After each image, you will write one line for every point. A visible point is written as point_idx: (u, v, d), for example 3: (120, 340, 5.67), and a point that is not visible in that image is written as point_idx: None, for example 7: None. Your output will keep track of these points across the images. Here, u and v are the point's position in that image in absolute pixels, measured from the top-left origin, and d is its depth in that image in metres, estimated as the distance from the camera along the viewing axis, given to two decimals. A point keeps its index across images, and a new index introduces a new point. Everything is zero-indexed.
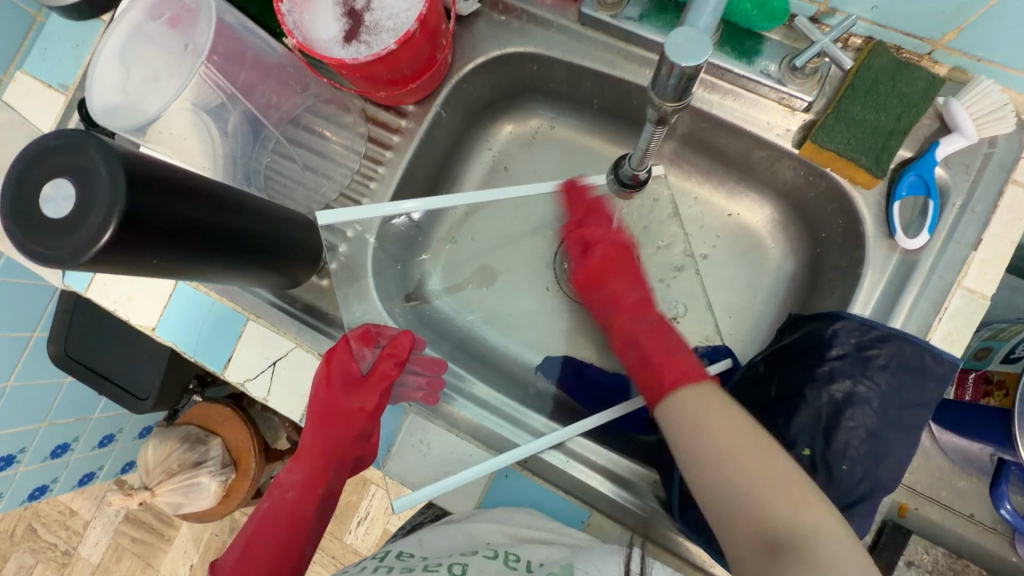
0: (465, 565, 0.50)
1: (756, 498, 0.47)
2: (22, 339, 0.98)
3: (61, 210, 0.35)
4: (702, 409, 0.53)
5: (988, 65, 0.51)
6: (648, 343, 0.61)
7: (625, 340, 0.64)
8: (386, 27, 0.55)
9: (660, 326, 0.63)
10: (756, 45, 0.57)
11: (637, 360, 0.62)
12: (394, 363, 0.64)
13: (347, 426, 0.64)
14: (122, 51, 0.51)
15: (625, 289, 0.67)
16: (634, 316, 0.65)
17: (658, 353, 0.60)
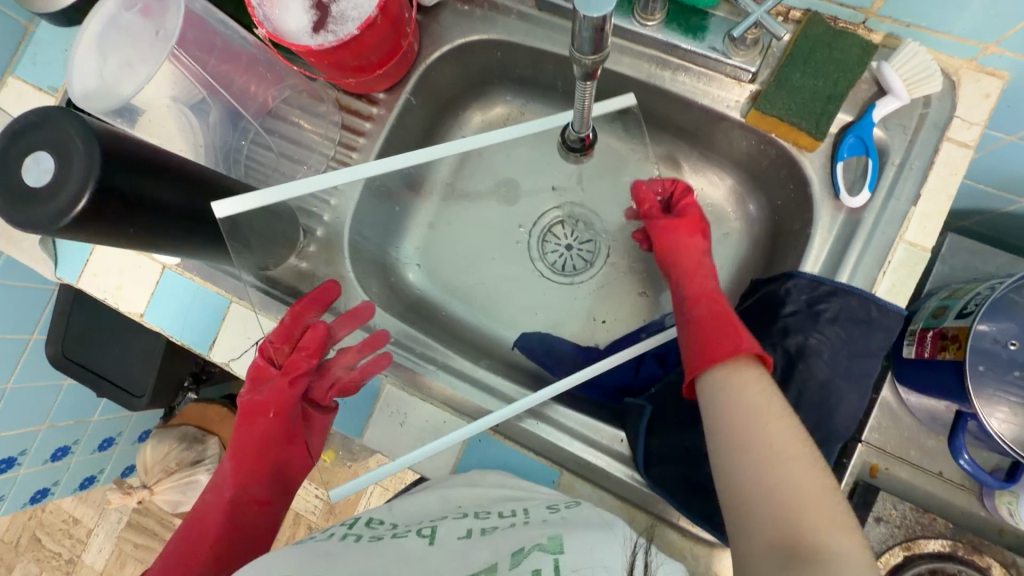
0: (434, 528, 0.53)
1: (796, 494, 0.42)
2: (21, 341, 1.01)
3: (42, 179, 0.38)
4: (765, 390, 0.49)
5: (917, 30, 0.55)
6: (722, 307, 0.59)
7: (696, 296, 0.63)
8: (352, 17, 0.58)
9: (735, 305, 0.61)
10: (701, 21, 0.61)
11: (699, 317, 0.59)
12: (308, 354, 0.66)
13: (268, 423, 0.65)
14: (100, 41, 0.55)
15: (700, 258, 0.67)
16: (715, 287, 0.64)
17: (729, 315, 0.57)
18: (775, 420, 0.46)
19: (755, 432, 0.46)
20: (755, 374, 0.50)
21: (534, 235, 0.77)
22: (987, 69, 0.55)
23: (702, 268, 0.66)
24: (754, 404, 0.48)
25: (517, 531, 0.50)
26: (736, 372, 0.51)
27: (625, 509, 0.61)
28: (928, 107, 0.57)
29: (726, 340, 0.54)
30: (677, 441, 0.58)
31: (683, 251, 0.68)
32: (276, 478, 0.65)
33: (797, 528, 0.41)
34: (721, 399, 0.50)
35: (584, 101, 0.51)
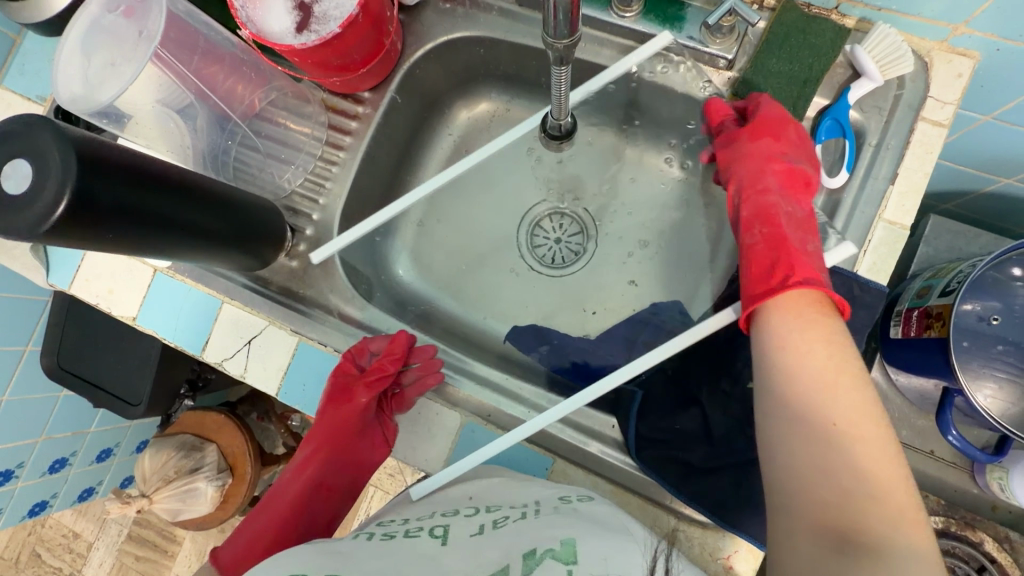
0: (446, 527, 0.50)
1: (856, 476, 0.41)
2: (16, 352, 1.01)
3: (20, 185, 0.39)
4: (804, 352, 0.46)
5: (887, 13, 0.56)
6: (781, 233, 0.56)
7: (752, 217, 0.59)
8: (333, 16, 0.59)
9: (800, 226, 0.56)
10: (678, 11, 0.62)
11: (754, 247, 0.57)
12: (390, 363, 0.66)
13: (345, 416, 0.66)
14: (84, 43, 0.55)
15: (766, 167, 0.59)
16: (783, 208, 0.57)
17: (786, 245, 0.54)
18: (842, 395, 0.44)
19: (813, 406, 0.44)
20: (824, 328, 0.47)
21: (523, 230, 0.78)
22: (958, 49, 0.56)
23: (762, 179, 0.59)
24: (819, 373, 0.45)
25: (530, 524, 0.48)
26: (794, 314, 0.49)
27: (618, 494, 0.61)
28: (903, 88, 0.58)
29: (774, 277, 0.53)
30: (666, 424, 0.61)
31: (749, 163, 0.61)
32: (342, 478, 0.65)
33: (851, 513, 0.40)
34: (783, 362, 0.47)
35: (558, 87, 0.52)
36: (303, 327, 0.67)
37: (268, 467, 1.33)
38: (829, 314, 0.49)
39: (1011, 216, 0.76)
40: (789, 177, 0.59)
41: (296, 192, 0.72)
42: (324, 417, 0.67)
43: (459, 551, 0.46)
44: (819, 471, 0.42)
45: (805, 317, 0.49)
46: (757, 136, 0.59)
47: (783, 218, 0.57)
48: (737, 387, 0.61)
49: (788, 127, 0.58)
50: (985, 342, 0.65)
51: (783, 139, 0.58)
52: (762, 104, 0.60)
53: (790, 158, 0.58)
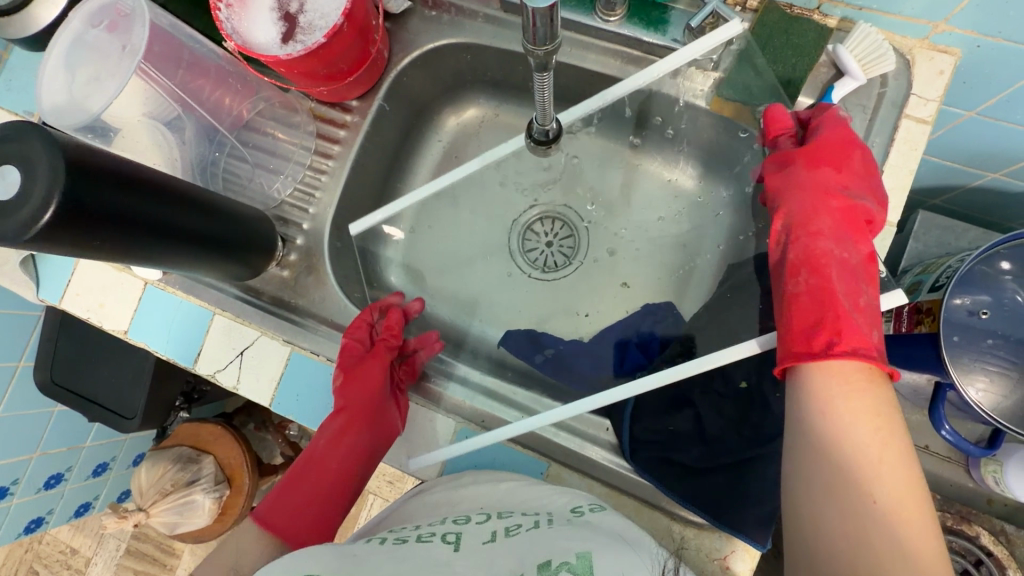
0: (459, 534, 0.50)
1: (895, 549, 0.40)
2: (9, 368, 1.01)
3: (7, 194, 0.39)
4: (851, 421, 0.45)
5: (868, 12, 0.57)
6: (833, 284, 0.52)
7: (800, 261, 0.55)
8: (319, 26, 0.59)
9: (851, 276, 0.53)
10: (662, 15, 0.63)
11: (797, 296, 0.53)
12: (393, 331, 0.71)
13: (368, 386, 0.67)
14: (68, 59, 0.56)
15: (820, 201, 0.57)
16: (835, 254, 0.54)
17: (835, 299, 0.51)
18: (881, 467, 0.43)
19: (844, 472, 0.43)
20: (870, 398, 0.46)
21: (514, 235, 0.78)
22: (940, 46, 0.57)
23: (815, 219, 0.56)
24: (858, 442, 0.44)
25: (544, 534, 0.49)
26: (838, 377, 0.47)
27: (612, 496, 0.61)
28: (886, 86, 0.59)
29: (821, 334, 0.50)
30: (661, 425, 0.61)
31: (805, 196, 0.58)
32: (370, 444, 0.65)
33: None
34: (824, 427, 0.45)
35: (542, 93, 0.53)
36: (297, 337, 0.67)
37: (265, 478, 1.33)
38: (879, 387, 0.47)
39: (998, 210, 0.77)
40: (846, 217, 0.56)
41: (286, 202, 0.72)
42: (342, 389, 0.66)
43: (470, 557, 0.46)
44: (859, 537, 0.41)
45: (856, 381, 0.47)
46: (818, 168, 0.58)
47: (833, 266, 0.53)
48: (729, 386, 0.61)
49: (852, 154, 0.56)
50: (976, 336, 0.65)
51: (842, 171, 0.57)
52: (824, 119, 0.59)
53: (849, 194, 0.56)
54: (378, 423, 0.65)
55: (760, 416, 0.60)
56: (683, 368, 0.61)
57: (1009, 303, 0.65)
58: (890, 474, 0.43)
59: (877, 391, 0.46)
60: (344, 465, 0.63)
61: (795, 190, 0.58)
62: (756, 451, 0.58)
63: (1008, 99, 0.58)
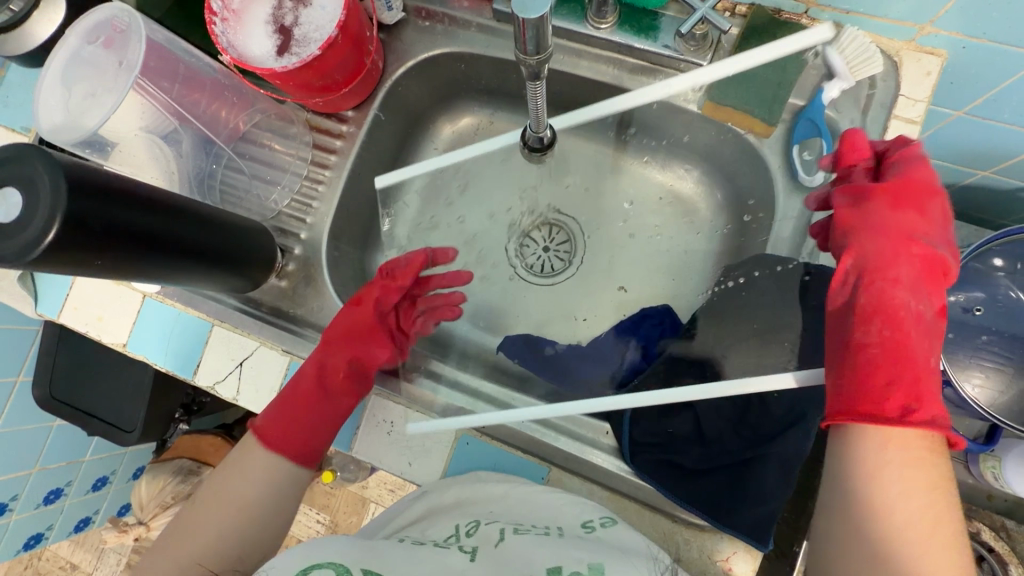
0: (477, 545, 0.49)
1: None
2: (7, 384, 1.00)
3: (9, 214, 0.39)
4: (900, 486, 0.43)
5: (855, 16, 0.57)
6: (910, 343, 0.47)
7: (874, 311, 0.48)
8: (314, 38, 0.60)
9: (925, 336, 0.48)
10: (653, 21, 0.64)
11: (866, 348, 0.48)
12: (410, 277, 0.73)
13: (365, 323, 0.68)
14: (65, 75, 0.56)
15: (903, 242, 0.50)
16: (911, 306, 0.48)
17: (912, 361, 0.46)
18: (927, 550, 0.41)
19: (883, 550, 0.41)
20: (925, 467, 0.43)
21: (512, 237, 0.79)
22: (926, 48, 0.57)
23: (898, 265, 0.49)
24: (914, 535, 0.41)
25: (552, 544, 0.50)
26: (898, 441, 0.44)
27: (613, 499, 0.62)
28: (875, 87, 0.60)
29: (896, 396, 0.45)
30: (660, 428, 0.61)
31: (882, 236, 0.51)
32: (351, 372, 0.65)
33: None
34: (868, 494, 0.43)
35: (535, 102, 0.53)
36: (295, 346, 0.67)
37: None
38: (933, 471, 0.43)
39: (991, 208, 0.77)
40: (927, 269, 0.50)
41: (283, 213, 0.72)
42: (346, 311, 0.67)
43: (482, 557, 0.47)
44: None
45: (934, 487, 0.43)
46: (901, 210, 0.52)
47: (911, 322, 0.48)
48: None
49: (935, 200, 0.52)
50: (970, 332, 0.66)
51: (926, 217, 0.52)
52: (905, 155, 0.54)
53: (932, 244, 0.50)
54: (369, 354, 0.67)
55: (760, 416, 0.59)
56: (718, 387, 0.58)
57: (1003, 299, 0.66)
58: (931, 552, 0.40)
59: (936, 472, 0.43)
60: (322, 387, 0.63)
61: (869, 223, 0.52)
62: (754, 453, 0.58)
63: (997, 97, 0.58)
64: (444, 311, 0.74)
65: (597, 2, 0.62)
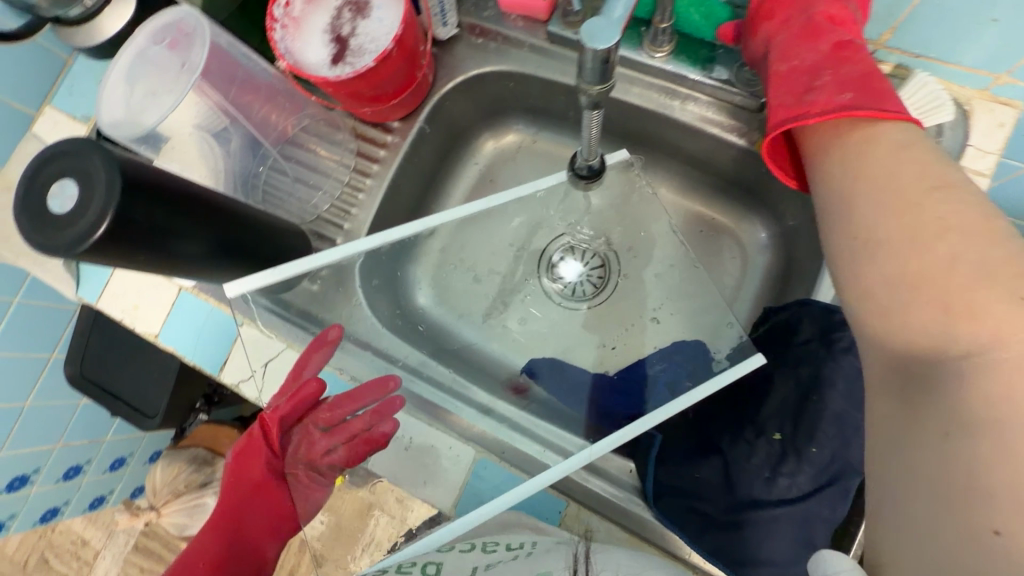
0: (438, 565, 0.55)
1: (922, 272, 0.36)
2: (40, 360, 1.01)
3: (65, 206, 0.40)
4: (840, 176, 0.44)
5: (927, 61, 0.55)
6: (785, 84, 0.51)
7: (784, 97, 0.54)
8: (369, 50, 0.61)
9: (832, 64, 0.49)
10: (709, 53, 0.63)
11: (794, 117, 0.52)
12: (299, 405, 0.66)
13: (241, 478, 0.70)
14: (131, 74, 0.58)
15: (779, 39, 0.54)
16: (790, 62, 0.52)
17: (801, 87, 0.50)
18: (881, 210, 0.40)
19: (860, 241, 0.41)
20: (878, 147, 0.43)
21: (547, 257, 0.79)
22: (1001, 98, 0.56)
23: (782, 48, 0.53)
24: (880, 212, 0.40)
25: (518, 563, 0.52)
26: (845, 154, 0.44)
27: (633, 543, 0.59)
28: (942, 136, 0.56)
29: (786, 113, 0.49)
30: (688, 472, 0.59)
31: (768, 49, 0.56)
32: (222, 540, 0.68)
33: (948, 321, 0.34)
34: (838, 213, 0.43)
35: (589, 130, 0.52)
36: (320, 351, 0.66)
37: None
38: (886, 142, 0.43)
39: None
40: (807, 35, 0.53)
41: (322, 217, 0.73)
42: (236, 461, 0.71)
43: None
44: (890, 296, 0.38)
45: (909, 183, 0.39)
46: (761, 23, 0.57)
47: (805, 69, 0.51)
48: (761, 438, 0.57)
49: None
50: None
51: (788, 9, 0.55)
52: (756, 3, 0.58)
53: (801, 18, 0.54)
54: (252, 513, 0.69)
55: (791, 470, 0.55)
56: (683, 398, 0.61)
57: None
58: (886, 201, 0.40)
59: (882, 139, 0.43)
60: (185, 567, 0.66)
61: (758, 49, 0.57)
62: None
63: None
64: (379, 426, 0.65)
65: (654, 31, 0.61)
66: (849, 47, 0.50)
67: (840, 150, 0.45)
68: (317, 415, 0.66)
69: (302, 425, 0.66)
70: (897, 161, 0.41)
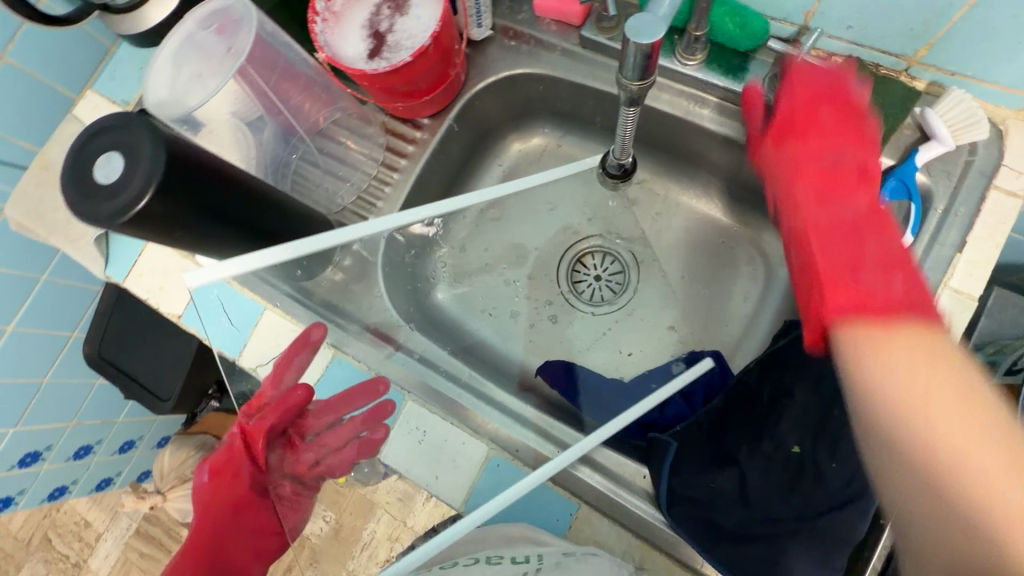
0: None
1: (903, 409, 0.43)
2: (61, 339, 1.02)
3: (110, 177, 0.41)
4: (853, 347, 0.49)
5: (961, 79, 0.56)
6: (832, 245, 0.54)
7: (799, 234, 0.58)
8: (405, 46, 0.62)
9: (848, 236, 0.54)
10: (742, 64, 0.63)
11: (807, 266, 0.57)
12: (286, 413, 0.61)
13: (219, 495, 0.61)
14: (177, 57, 0.59)
15: (799, 177, 0.58)
16: (830, 216, 0.55)
17: (851, 264, 0.52)
18: (897, 370, 0.45)
19: (896, 423, 0.44)
20: (897, 344, 0.46)
21: (565, 260, 0.79)
22: None
23: (801, 194, 0.58)
24: (890, 381, 0.45)
25: None
26: (872, 352, 0.47)
27: (643, 549, 0.59)
28: (974, 155, 0.57)
29: (845, 298, 0.52)
30: (703, 481, 0.58)
31: (790, 179, 0.59)
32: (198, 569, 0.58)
33: (932, 458, 0.41)
34: (864, 379, 0.46)
35: (623, 129, 0.54)
36: (341, 341, 0.66)
37: None
38: (919, 340, 0.45)
39: None
40: (826, 184, 0.57)
41: (348, 209, 0.74)
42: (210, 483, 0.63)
43: None
44: (895, 442, 0.44)
45: (937, 352, 0.44)
46: (784, 143, 0.59)
47: (828, 224, 0.55)
48: (780, 450, 0.59)
49: (820, 109, 0.57)
50: None
51: (808, 138, 0.58)
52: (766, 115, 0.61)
53: (828, 159, 0.57)
54: (236, 536, 0.60)
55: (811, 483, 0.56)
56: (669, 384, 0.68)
57: None
58: (905, 369, 0.44)
59: (914, 340, 0.46)
60: None
61: (785, 153, 0.59)
62: (804, 525, 0.54)
63: None
64: (371, 433, 0.64)
65: (687, 40, 0.61)
66: (883, 215, 0.53)
67: (848, 333, 0.49)
68: (303, 425, 0.62)
69: (285, 438, 0.61)
70: (913, 359, 0.45)
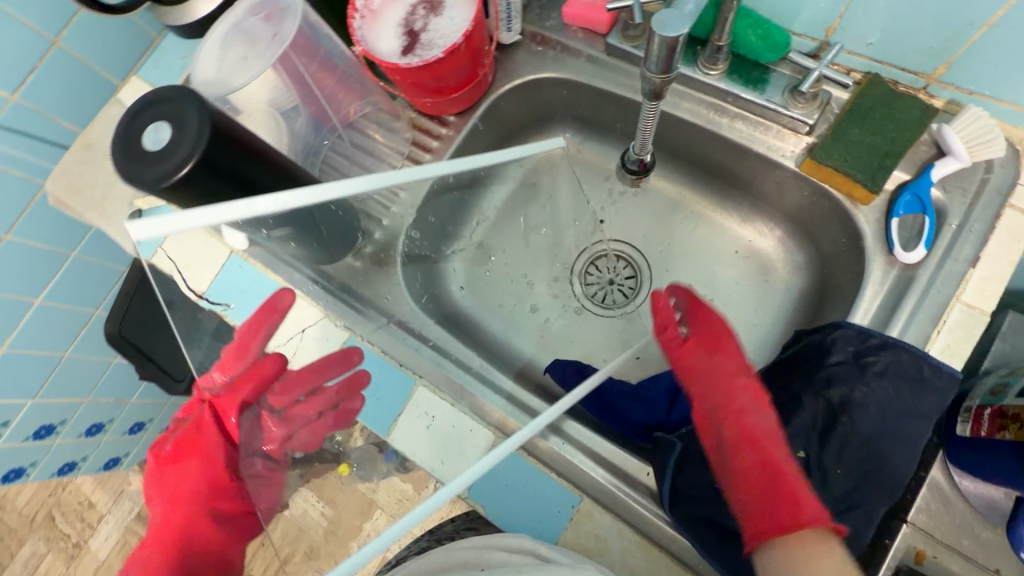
0: None
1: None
2: (84, 315, 1.05)
3: (158, 144, 0.44)
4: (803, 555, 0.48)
5: (979, 98, 0.58)
6: (766, 464, 0.54)
7: (738, 437, 0.57)
8: (438, 44, 0.65)
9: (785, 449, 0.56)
10: (762, 75, 0.65)
11: (747, 470, 0.55)
12: (257, 383, 0.58)
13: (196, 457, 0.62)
14: (226, 40, 0.63)
15: (732, 381, 0.62)
16: (757, 424, 0.58)
17: (774, 486, 0.53)
18: (804, 550, 0.48)
19: None
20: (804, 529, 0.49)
21: (582, 259, 0.82)
22: None
23: (736, 396, 0.60)
24: (784, 557, 0.49)
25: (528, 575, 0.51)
26: (802, 549, 0.48)
27: (644, 546, 0.59)
28: (990, 172, 0.58)
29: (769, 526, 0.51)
30: (706, 481, 0.58)
31: (715, 376, 0.64)
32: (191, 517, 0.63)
33: None
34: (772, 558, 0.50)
35: (645, 123, 0.57)
36: (356, 323, 0.67)
37: None
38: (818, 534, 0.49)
39: None
40: (756, 397, 0.60)
41: None
42: (182, 465, 0.64)
43: None
44: None
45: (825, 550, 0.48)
46: (715, 354, 0.66)
47: (770, 442, 0.56)
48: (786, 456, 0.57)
49: (729, 341, 0.67)
50: None
51: (731, 355, 0.66)
52: (699, 312, 0.71)
53: (748, 378, 0.63)
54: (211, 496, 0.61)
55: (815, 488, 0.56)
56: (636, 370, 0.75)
57: None
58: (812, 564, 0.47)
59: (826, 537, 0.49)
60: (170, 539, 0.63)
61: (714, 359, 0.66)
62: None
63: None
64: (346, 402, 0.63)
65: (711, 50, 0.63)
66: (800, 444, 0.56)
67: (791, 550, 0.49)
68: (275, 399, 0.58)
69: (256, 411, 0.57)
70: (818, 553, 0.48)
